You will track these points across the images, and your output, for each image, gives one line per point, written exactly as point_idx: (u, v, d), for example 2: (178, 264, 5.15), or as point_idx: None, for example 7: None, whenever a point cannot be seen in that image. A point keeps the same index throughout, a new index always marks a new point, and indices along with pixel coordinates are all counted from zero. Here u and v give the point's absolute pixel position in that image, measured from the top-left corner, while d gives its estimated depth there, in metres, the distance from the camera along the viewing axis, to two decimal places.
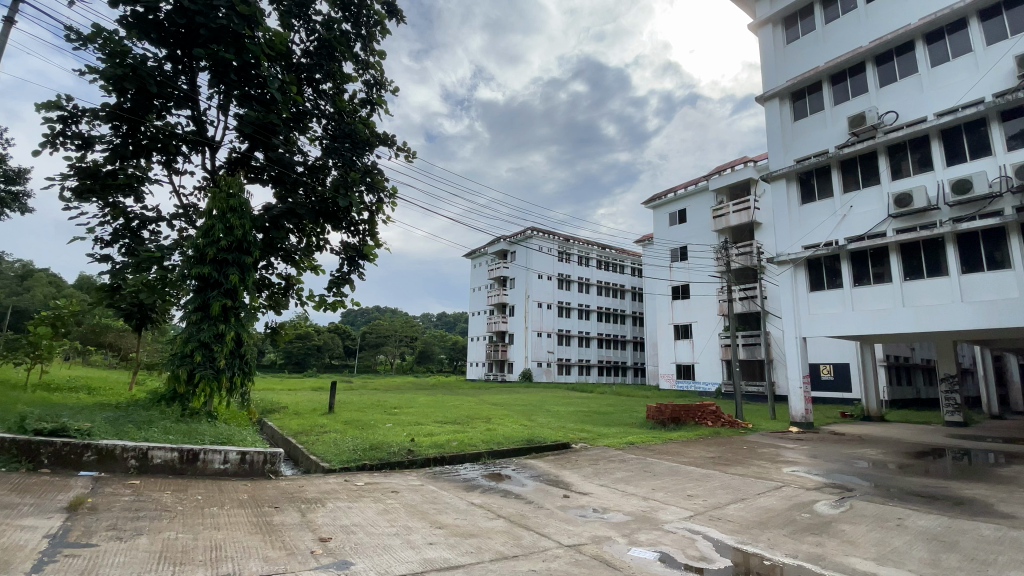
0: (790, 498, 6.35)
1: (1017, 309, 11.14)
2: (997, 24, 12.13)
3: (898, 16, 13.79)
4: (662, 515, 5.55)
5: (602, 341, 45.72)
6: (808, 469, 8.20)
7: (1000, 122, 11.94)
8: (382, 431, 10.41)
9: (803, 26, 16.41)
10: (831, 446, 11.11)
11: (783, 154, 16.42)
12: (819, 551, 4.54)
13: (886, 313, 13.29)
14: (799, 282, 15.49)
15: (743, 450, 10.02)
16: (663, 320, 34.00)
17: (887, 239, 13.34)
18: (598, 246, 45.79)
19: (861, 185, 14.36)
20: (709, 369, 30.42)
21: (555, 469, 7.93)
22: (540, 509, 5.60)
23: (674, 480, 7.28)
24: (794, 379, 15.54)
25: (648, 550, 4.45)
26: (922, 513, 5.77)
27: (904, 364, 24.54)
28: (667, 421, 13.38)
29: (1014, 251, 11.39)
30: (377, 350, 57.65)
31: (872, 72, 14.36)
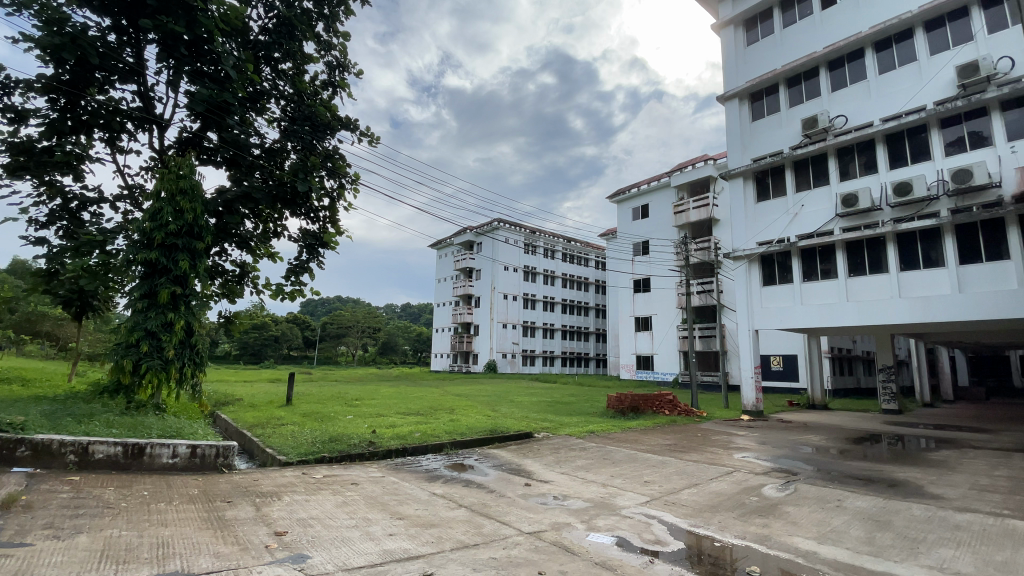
0: (740, 482, 6.65)
1: (948, 305, 11.96)
2: (938, 37, 12.92)
3: (850, 25, 14.47)
4: (620, 500, 5.71)
5: (566, 333, 46.36)
6: (757, 455, 8.63)
7: (938, 129, 12.73)
8: (342, 423, 10.23)
9: (762, 29, 16.94)
10: (779, 432, 11.70)
11: (741, 153, 16.96)
12: (765, 532, 4.79)
13: (831, 307, 14.04)
14: (753, 277, 16.13)
15: (697, 437, 10.41)
16: (624, 312, 34.74)
17: (834, 237, 14.05)
18: (564, 239, 46.23)
19: (812, 185, 15.02)
20: (668, 360, 31.35)
21: (517, 458, 8.02)
22: (501, 498, 5.65)
23: (633, 467, 7.49)
24: (746, 370, 16.21)
25: (605, 535, 4.57)
26: (859, 495, 6.17)
27: (846, 355, 26.07)
28: (627, 410, 13.78)
29: (946, 251, 12.20)
30: (338, 341, 56.24)
31: (825, 76, 15.03)
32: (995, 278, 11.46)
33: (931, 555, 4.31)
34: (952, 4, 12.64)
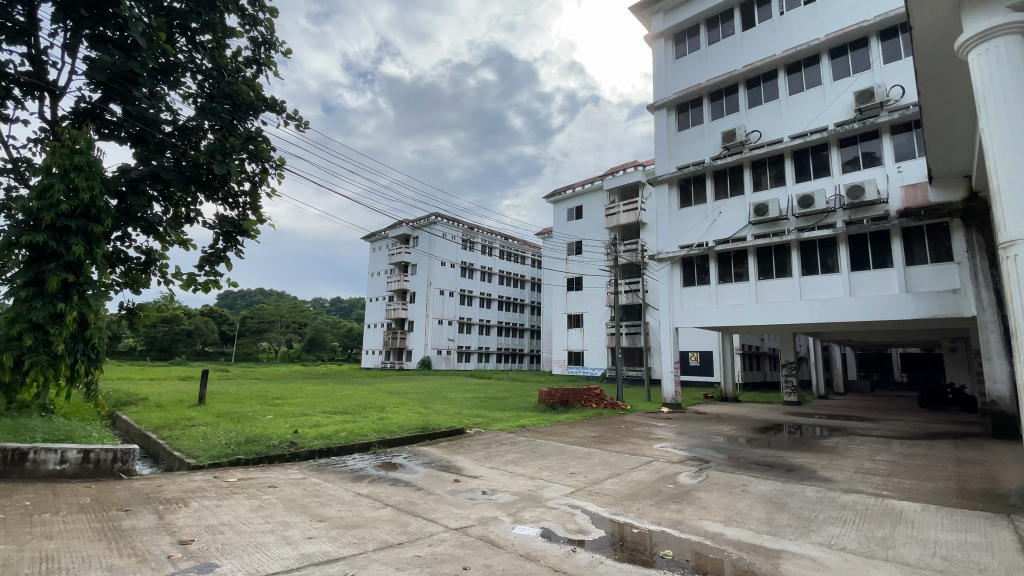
0: (658, 471, 7.04)
1: (841, 306, 13.32)
2: (840, 64, 14.38)
3: (766, 47, 15.73)
4: (547, 492, 5.86)
5: (502, 329, 46.65)
6: (675, 445, 9.18)
7: (837, 148, 14.16)
8: (261, 423, 9.63)
9: (689, 44, 17.93)
10: (695, 424, 12.50)
11: (668, 161, 17.86)
12: (679, 517, 5.11)
13: (743, 307, 15.20)
14: (675, 278, 17.09)
15: (622, 429, 10.90)
16: (557, 309, 35.51)
17: (747, 243, 15.18)
18: (501, 236, 46.47)
19: (729, 194, 16.15)
20: (597, 356, 32.48)
21: (447, 454, 7.97)
22: (429, 495, 5.60)
23: (560, 459, 7.70)
24: (667, 365, 17.18)
25: (531, 527, 4.67)
26: (761, 479, 6.76)
27: (755, 351, 28.46)
28: (557, 404, 14.14)
29: (840, 259, 13.60)
30: (259, 337, 52.72)
31: (744, 93, 16.22)
32: (878, 283, 12.94)
33: (819, 532, 4.81)
34: (852, 36, 14.13)
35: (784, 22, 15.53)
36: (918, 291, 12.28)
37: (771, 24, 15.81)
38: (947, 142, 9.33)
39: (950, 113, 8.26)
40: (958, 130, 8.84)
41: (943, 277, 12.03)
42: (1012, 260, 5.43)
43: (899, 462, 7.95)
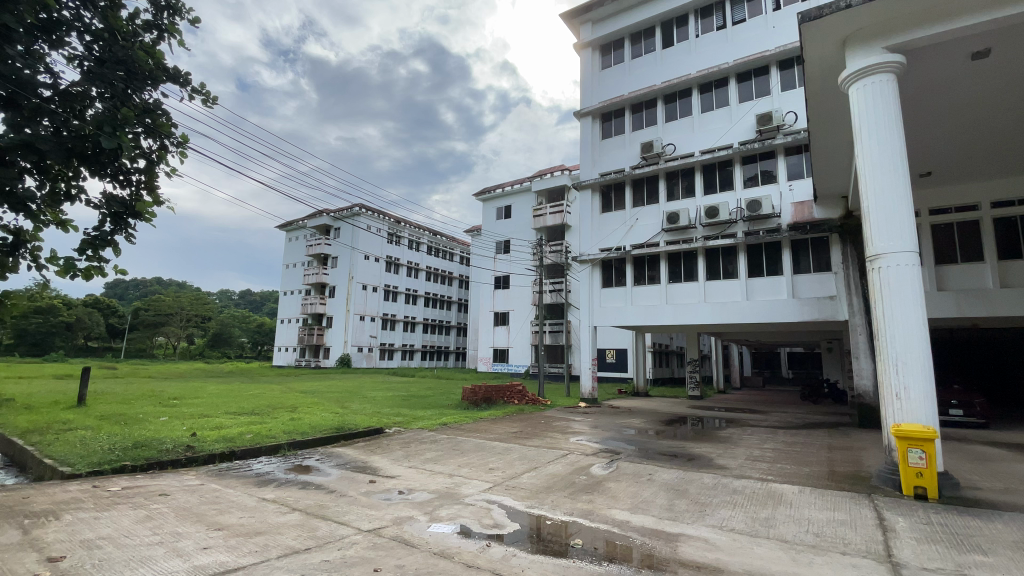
0: (573, 463, 7.32)
1: (739, 309, 14.48)
2: (745, 88, 15.76)
3: (683, 66, 16.86)
4: (464, 489, 5.88)
5: (427, 326, 46.00)
6: (589, 438, 9.59)
7: (740, 165, 15.49)
8: (153, 427, 8.72)
9: (615, 56, 18.71)
10: (609, 417, 13.14)
11: (592, 167, 18.51)
12: (590, 507, 5.36)
13: (654, 308, 16.11)
14: (595, 279, 17.82)
15: (541, 424, 11.19)
16: (484, 307, 35.61)
17: (660, 248, 16.15)
18: (429, 232, 45.79)
19: (646, 202, 17.10)
20: (521, 354, 33.03)
21: (363, 455, 7.75)
22: (342, 497, 5.41)
23: (479, 455, 7.76)
24: (585, 361, 17.90)
25: (447, 525, 4.66)
26: (665, 468, 7.26)
27: (665, 349, 30.53)
28: (480, 402, 14.19)
29: (738, 266, 14.90)
30: (155, 332, 47.57)
31: (661, 108, 17.24)
32: (770, 289, 14.35)
33: (714, 516, 5.26)
34: (756, 63, 15.54)
35: (699, 44, 16.74)
36: (803, 297, 13.79)
37: (687, 45, 16.98)
38: (833, 165, 10.52)
39: (835, 140, 9.33)
40: (841, 156, 10.02)
41: (823, 285, 13.60)
42: (879, 271, 6.26)
43: (783, 450, 8.90)
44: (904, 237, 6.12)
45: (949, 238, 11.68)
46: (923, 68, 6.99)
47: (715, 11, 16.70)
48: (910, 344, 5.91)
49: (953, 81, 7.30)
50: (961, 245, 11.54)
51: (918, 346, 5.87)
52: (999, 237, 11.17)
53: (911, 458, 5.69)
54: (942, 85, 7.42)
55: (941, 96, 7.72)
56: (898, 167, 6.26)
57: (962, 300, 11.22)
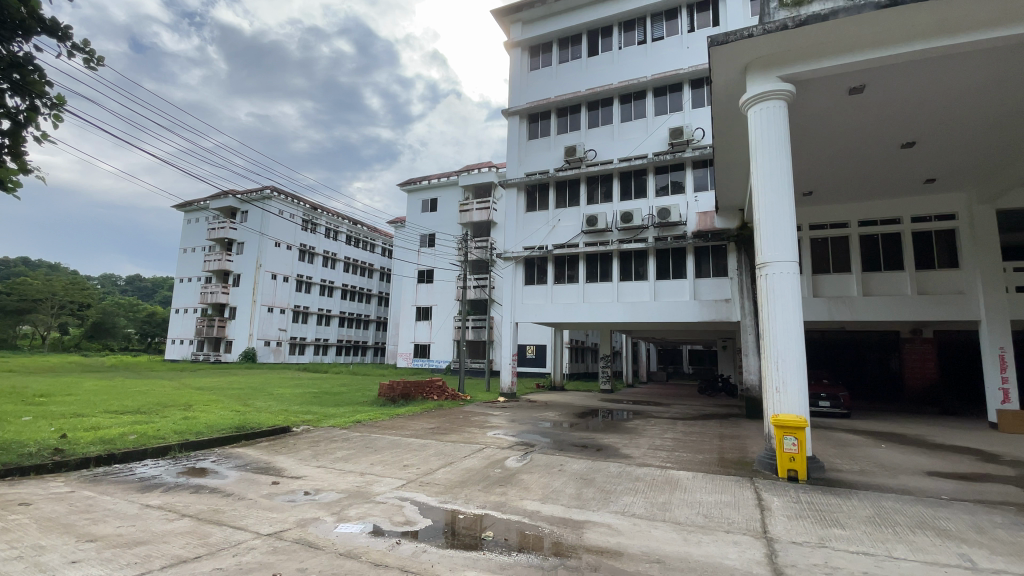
0: (488, 457, 7.42)
1: (648, 309, 15.43)
2: (661, 102, 16.84)
3: (606, 76, 17.65)
4: (375, 487, 5.75)
5: (343, 319, 44.13)
6: (506, 432, 9.77)
7: (653, 174, 16.53)
8: (11, 428, 7.57)
9: (543, 59, 19.07)
10: (526, 411, 13.47)
11: (518, 166, 18.75)
12: (502, 500, 5.47)
13: (572, 306, 16.68)
14: (517, 276, 18.06)
15: (459, 419, 11.21)
16: (406, 301, 34.78)
17: (579, 249, 16.79)
18: (348, 221, 43.92)
19: (568, 204, 17.67)
20: (442, 349, 32.77)
21: (267, 455, 7.29)
22: (240, 501, 5.06)
23: (393, 453, 7.61)
24: (506, 357, 18.14)
25: (355, 525, 4.53)
26: (575, 459, 7.58)
27: (581, 346, 31.85)
28: (397, 398, 13.87)
29: (648, 268, 15.86)
30: (17, 320, 41.15)
31: (585, 114, 17.88)
32: (676, 291, 15.45)
33: (617, 502, 5.59)
34: (671, 80, 16.63)
35: (621, 56, 17.61)
36: (703, 299, 14.99)
37: (610, 55, 17.78)
38: (732, 180, 11.54)
39: (735, 157, 10.25)
40: (739, 172, 11.03)
41: (720, 288, 14.90)
42: (766, 277, 6.97)
43: (681, 439, 9.66)
44: (786, 248, 6.88)
45: (824, 252, 13.28)
46: (808, 97, 7.87)
47: (637, 26, 17.63)
48: (787, 344, 6.66)
49: (830, 112, 8.31)
50: (833, 257, 13.17)
51: (794, 345, 6.62)
52: (863, 252, 12.92)
53: (786, 445, 6.40)
54: (822, 115, 8.42)
55: (821, 125, 8.76)
56: (783, 185, 7.02)
57: (832, 306, 12.81)
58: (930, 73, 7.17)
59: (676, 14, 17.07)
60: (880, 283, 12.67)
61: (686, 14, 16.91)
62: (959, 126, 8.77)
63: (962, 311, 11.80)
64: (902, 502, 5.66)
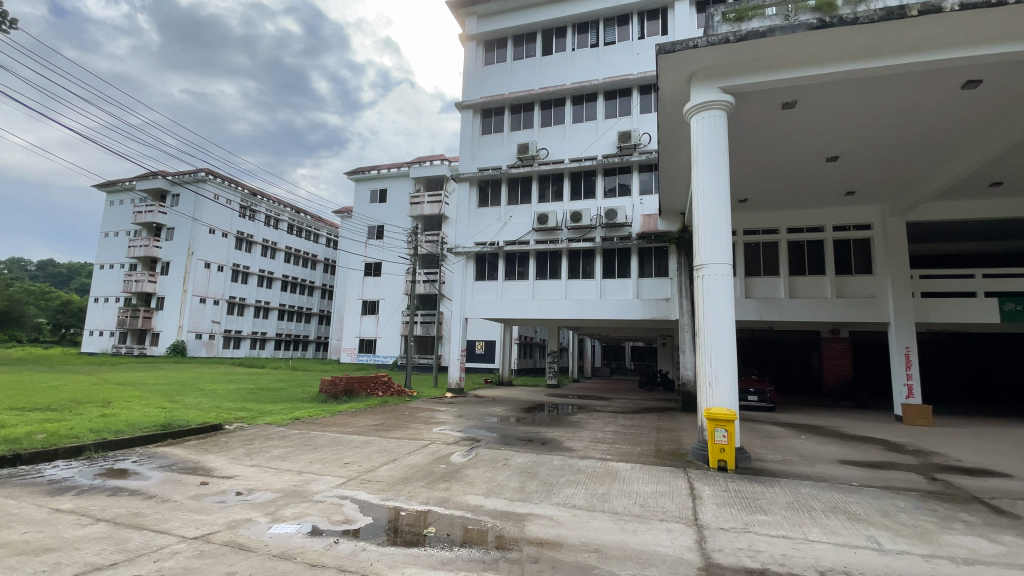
0: (433, 453, 7.37)
1: (594, 306, 15.83)
2: (611, 106, 17.35)
3: (559, 76, 17.91)
4: (313, 486, 5.58)
5: (284, 312, 42.26)
6: (452, 427, 9.74)
7: (602, 176, 16.99)
8: None
9: (498, 54, 18.98)
10: (473, 407, 13.49)
11: (471, 161, 18.62)
12: (446, 495, 5.47)
13: (521, 302, 16.81)
14: (468, 272, 17.95)
15: (404, 415, 11.05)
16: (351, 294, 33.77)
17: (529, 246, 16.94)
18: (291, 209, 42.05)
19: (519, 201, 17.77)
20: (389, 344, 32.13)
21: (196, 454, 6.89)
22: (164, 503, 4.75)
23: (334, 450, 7.40)
24: (454, 352, 18.03)
25: (291, 525, 4.39)
26: (519, 453, 7.68)
27: (529, 342, 32.19)
28: (340, 394, 13.46)
29: (595, 267, 16.25)
30: None
31: (538, 113, 18.05)
32: (621, 290, 15.93)
33: (559, 495, 5.72)
34: (621, 84, 17.17)
35: (574, 57, 17.93)
36: (645, 297, 15.56)
37: (564, 56, 18.05)
38: (675, 184, 12.04)
39: (678, 162, 10.69)
40: (682, 177, 11.50)
41: (661, 288, 15.52)
42: (702, 278, 7.34)
43: (622, 432, 10.00)
44: (722, 251, 7.26)
45: (756, 256, 14.12)
46: (746, 109, 8.32)
47: (590, 29, 18.01)
48: (720, 341, 7.05)
49: (766, 124, 8.83)
50: (764, 261, 14.03)
51: (726, 342, 7.02)
52: (790, 256, 13.86)
53: (717, 437, 6.76)
54: (758, 126, 8.94)
55: (757, 135, 9.30)
56: (721, 191, 7.40)
57: (761, 306, 13.68)
58: (854, 93, 7.78)
59: (628, 20, 17.61)
60: (805, 286, 13.64)
61: (637, 21, 17.48)
62: (876, 143, 9.58)
63: (874, 313, 12.92)
64: (817, 489, 6.15)
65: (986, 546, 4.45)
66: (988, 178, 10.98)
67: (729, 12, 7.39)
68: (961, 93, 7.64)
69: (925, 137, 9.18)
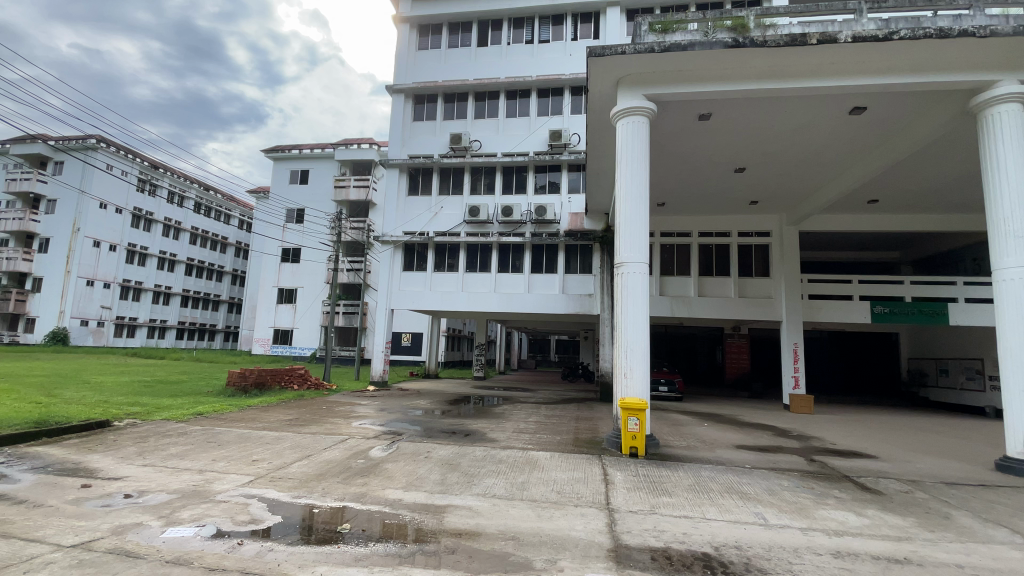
0: (351, 448, 7.15)
1: (521, 300, 16.11)
2: (543, 104, 17.68)
3: (493, 68, 17.90)
4: (216, 485, 5.21)
5: (188, 299, 38.80)
6: (372, 421, 9.49)
7: (533, 172, 17.34)
8: None
9: (432, 40, 18.53)
10: (396, 400, 13.23)
11: (401, 147, 18.00)
12: (363, 490, 5.34)
13: (450, 295, 16.66)
14: (396, 262, 17.37)
15: (322, 410, 10.61)
16: (266, 281, 31.71)
17: (460, 238, 16.81)
18: (199, 186, 38.60)
19: (451, 192, 17.56)
20: (307, 335, 30.61)
21: (78, 454, 6.17)
22: (36, 509, 4.22)
23: (241, 447, 6.95)
24: (378, 344, 17.51)
25: (188, 527, 4.08)
26: (441, 445, 7.66)
27: (457, 334, 32.05)
28: (250, 387, 12.64)
29: (524, 262, 16.47)
30: None
31: (472, 104, 17.96)
32: (547, 285, 16.31)
33: (479, 485, 5.80)
34: (554, 83, 17.56)
35: (509, 51, 17.99)
36: (570, 293, 16.06)
37: (499, 49, 18.03)
38: (600, 185, 12.49)
39: (602, 163, 11.09)
40: (607, 178, 11.94)
41: (585, 284, 16.08)
42: (621, 275, 7.70)
43: (544, 422, 10.30)
44: (640, 251, 7.66)
45: (670, 256, 15.05)
46: (667, 117, 8.80)
47: (526, 25, 18.19)
48: (635, 335, 7.46)
49: (683, 133, 9.40)
50: (677, 262, 15.01)
51: (641, 337, 7.44)
52: (700, 258, 14.91)
53: (629, 425, 7.15)
54: (677, 134, 9.48)
55: (675, 143, 9.88)
56: (642, 193, 7.79)
57: (673, 304, 14.61)
58: (762, 110, 8.48)
59: (562, 20, 17.93)
60: (712, 285, 14.74)
61: (570, 22, 17.89)
62: (777, 158, 10.54)
63: (770, 312, 14.26)
64: (716, 471, 6.73)
65: (852, 519, 5.10)
66: (866, 195, 12.48)
67: (655, 24, 7.75)
68: (849, 117, 8.60)
69: (817, 155, 10.24)
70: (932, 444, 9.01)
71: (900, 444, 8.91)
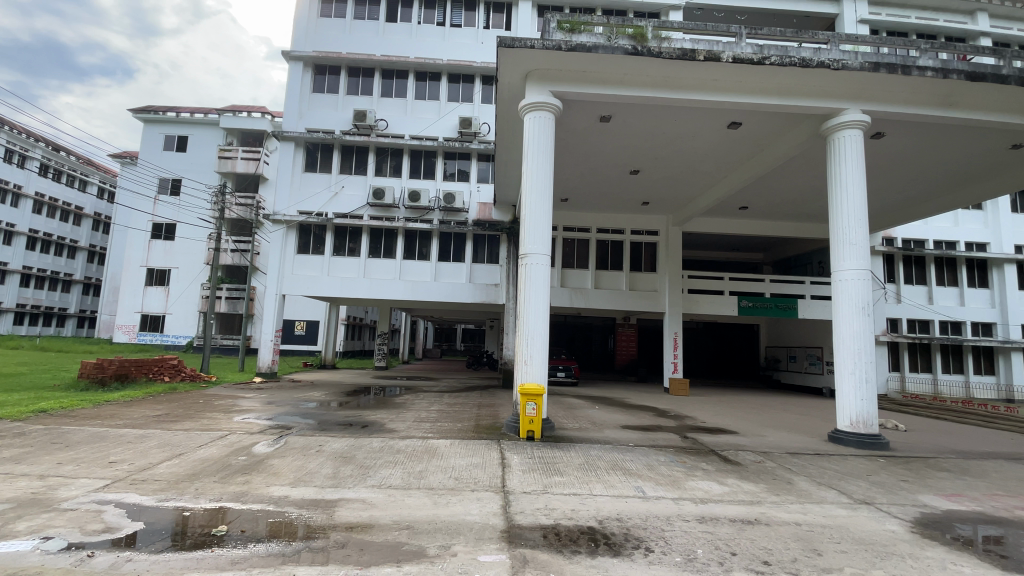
0: (231, 444, 6.62)
1: (426, 288, 15.87)
2: (454, 89, 17.52)
3: (403, 46, 17.31)
4: (62, 492, 4.55)
5: (29, 278, 32.95)
6: (257, 415, 8.83)
7: (442, 158, 17.15)
8: None
9: (336, 8, 17.37)
10: (286, 392, 12.41)
11: (297, 119, 16.64)
12: (244, 489, 4.99)
13: (351, 281, 15.83)
14: (289, 243, 16.04)
15: (198, 404, 9.65)
16: (132, 260, 27.99)
17: (362, 221, 16.04)
18: (45, 144, 32.86)
19: (353, 171, 16.67)
20: (182, 322, 27.52)
21: None
22: None
23: (96, 448, 6.11)
24: (267, 333, 16.24)
25: (23, 541, 3.54)
26: (335, 438, 7.36)
27: (358, 323, 30.81)
28: (108, 380, 11.08)
29: (431, 249, 16.21)
30: None
31: (378, 81, 17.17)
32: (453, 273, 16.24)
33: (375, 476, 5.69)
34: (465, 70, 17.42)
35: (419, 31, 17.48)
36: (477, 282, 16.17)
37: (409, 28, 17.45)
38: (507, 176, 12.66)
39: (508, 154, 11.22)
40: (513, 169, 12.12)
41: (492, 274, 16.29)
42: (525, 266, 7.91)
43: (444, 411, 10.31)
44: (542, 243, 7.92)
45: (571, 249, 15.72)
46: (571, 115, 9.14)
47: (437, 6, 17.76)
48: (535, 324, 7.73)
49: (585, 132, 9.83)
50: (577, 255, 15.72)
51: (540, 325, 7.73)
52: (597, 252, 15.77)
53: (527, 409, 7.42)
54: (579, 133, 9.87)
55: (577, 141, 10.30)
56: (546, 188, 8.03)
57: (572, 295, 15.35)
58: (656, 116, 9.11)
59: (475, 6, 17.83)
60: (607, 278, 15.69)
61: (483, 9, 17.84)
62: (667, 163, 11.43)
63: (657, 304, 15.54)
64: (603, 451, 7.24)
65: (715, 488, 5.79)
66: (739, 202, 14.02)
67: (563, 22, 7.94)
68: (728, 131, 9.56)
69: (700, 163, 11.29)
70: (781, 421, 10.47)
71: (757, 421, 10.24)
